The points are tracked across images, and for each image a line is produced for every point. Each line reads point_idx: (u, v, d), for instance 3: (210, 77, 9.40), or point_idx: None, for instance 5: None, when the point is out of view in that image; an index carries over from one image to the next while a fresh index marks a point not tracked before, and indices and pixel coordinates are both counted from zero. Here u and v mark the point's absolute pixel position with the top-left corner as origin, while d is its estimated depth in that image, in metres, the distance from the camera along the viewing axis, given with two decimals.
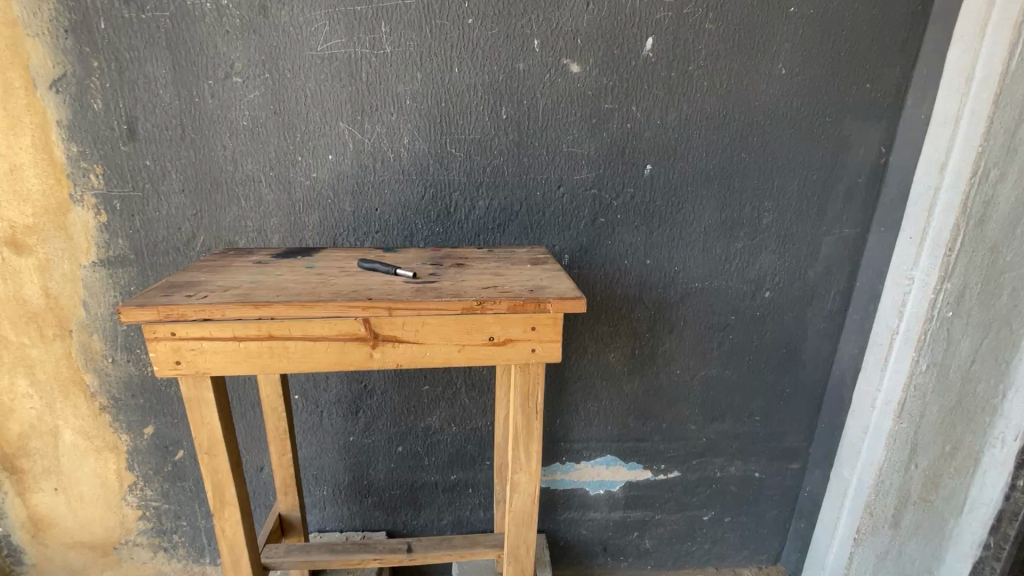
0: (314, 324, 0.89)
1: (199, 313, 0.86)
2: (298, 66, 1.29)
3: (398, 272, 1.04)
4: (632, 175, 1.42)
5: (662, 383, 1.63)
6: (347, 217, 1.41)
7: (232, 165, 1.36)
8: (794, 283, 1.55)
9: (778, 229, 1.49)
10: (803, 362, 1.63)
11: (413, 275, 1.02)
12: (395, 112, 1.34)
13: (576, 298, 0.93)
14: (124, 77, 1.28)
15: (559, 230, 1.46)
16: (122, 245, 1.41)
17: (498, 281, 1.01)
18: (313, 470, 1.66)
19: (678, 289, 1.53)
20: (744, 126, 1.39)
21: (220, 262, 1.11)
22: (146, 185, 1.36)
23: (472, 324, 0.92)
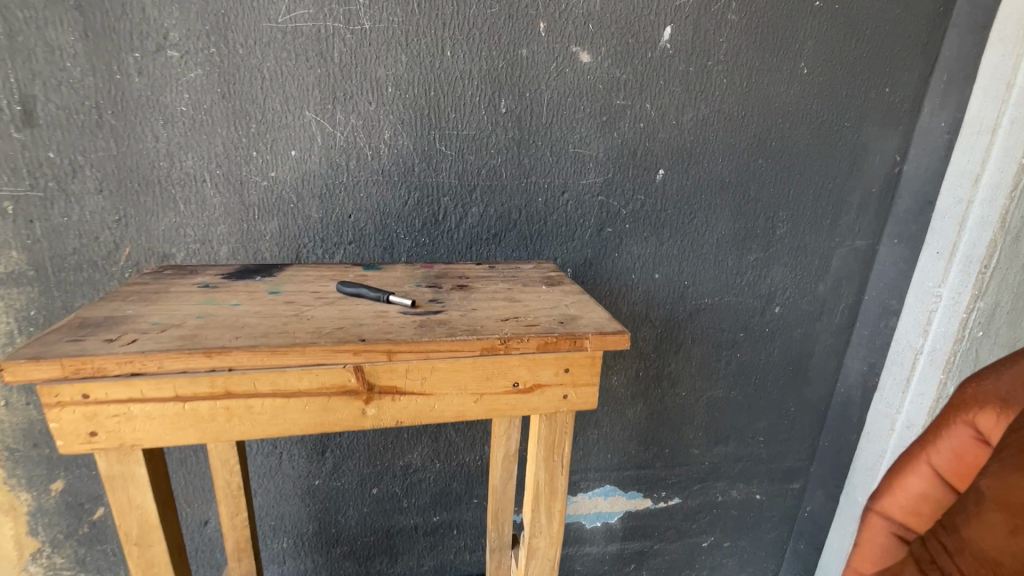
0: (288, 376, 0.67)
1: (126, 366, 0.62)
2: (254, 40, 1.05)
3: (390, 298, 0.83)
4: (643, 181, 1.27)
5: (667, 406, 1.50)
6: (314, 225, 1.18)
7: (167, 160, 1.09)
8: (805, 297, 1.46)
9: (791, 241, 1.39)
10: (810, 380, 1.55)
11: (411, 302, 0.82)
12: (374, 101, 1.12)
13: (619, 333, 0.76)
14: (16, 43, 0.99)
15: (562, 241, 1.28)
16: (18, 259, 1.11)
17: (518, 310, 0.83)
18: (270, 521, 1.40)
19: (688, 305, 1.40)
20: (761, 130, 1.28)
21: (152, 287, 0.86)
22: (50, 183, 1.07)
23: (493, 369, 0.74)
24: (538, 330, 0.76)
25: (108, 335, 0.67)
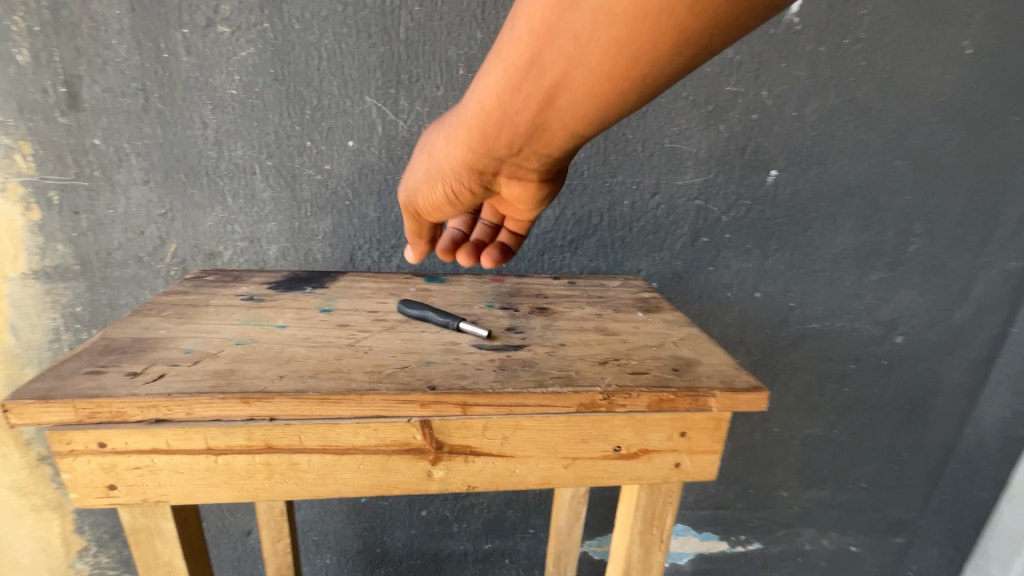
0: (341, 429, 0.54)
1: (149, 411, 0.51)
2: (311, 14, 0.92)
3: (460, 324, 0.69)
4: (751, 183, 1.07)
5: (757, 443, 1.29)
6: (371, 225, 1.06)
7: (215, 149, 0.99)
8: (934, 326, 1.22)
9: (924, 259, 1.16)
10: (930, 422, 1.32)
11: (488, 333, 0.67)
12: (442, 85, 0.98)
13: (756, 391, 0.59)
14: (60, 18, 0.90)
15: (648, 250, 1.10)
16: (63, 252, 1.03)
17: (617, 350, 0.66)
18: (313, 536, 1.31)
19: (792, 330, 1.19)
20: (902, 124, 1.05)
21: (191, 298, 0.75)
22: (95, 172, 0.99)
23: (590, 429, 0.58)
24: (649, 382, 0.59)
25: (132, 367, 0.55)
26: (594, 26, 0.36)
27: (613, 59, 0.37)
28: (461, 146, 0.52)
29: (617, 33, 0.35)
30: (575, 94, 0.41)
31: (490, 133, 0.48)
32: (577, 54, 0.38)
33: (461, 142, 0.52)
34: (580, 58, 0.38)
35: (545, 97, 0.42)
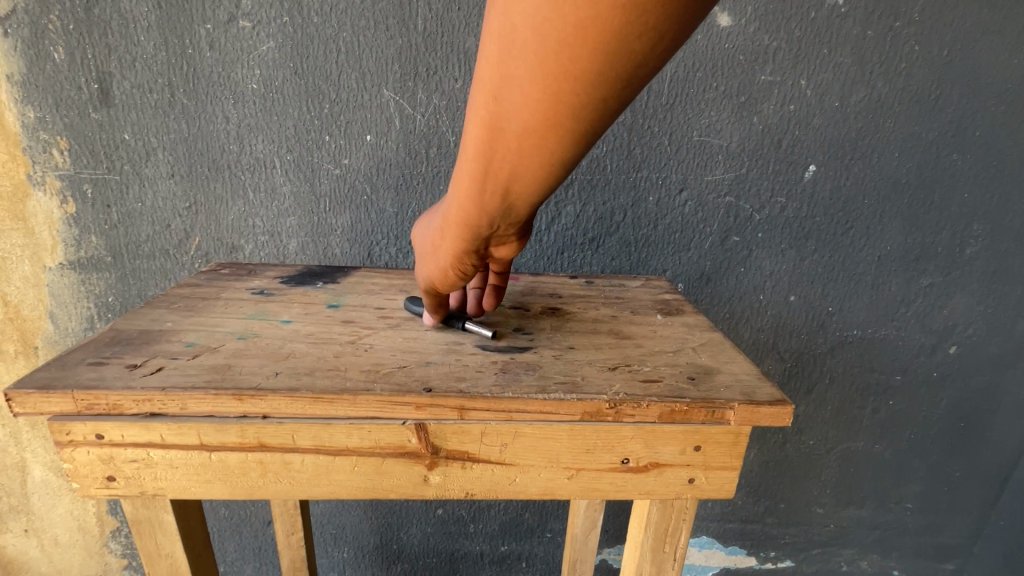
0: (335, 430, 0.53)
1: (144, 405, 0.50)
2: (330, 6, 0.91)
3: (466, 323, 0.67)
4: (787, 179, 1.00)
5: (790, 456, 1.22)
6: (388, 220, 1.05)
7: (237, 143, 1.00)
8: (994, 336, 1.11)
9: (984, 263, 1.06)
10: (987, 441, 1.21)
11: (493, 333, 0.65)
12: (460, 78, 0.95)
13: (780, 404, 0.54)
14: (92, 16, 0.92)
15: (674, 250, 1.04)
16: (96, 244, 1.07)
17: (630, 355, 0.62)
18: (331, 529, 1.32)
19: (831, 337, 1.11)
20: (960, 114, 0.96)
21: (203, 291, 0.75)
22: (125, 166, 1.01)
23: (595, 440, 0.55)
24: (661, 391, 0.55)
25: (133, 359, 0.56)
26: (517, 144, 0.36)
27: (549, 162, 0.37)
28: (444, 247, 0.53)
29: (537, 145, 0.36)
30: (532, 191, 0.41)
31: (469, 234, 0.49)
32: (515, 165, 0.38)
33: (444, 245, 0.53)
34: (521, 167, 0.38)
35: (505, 201, 0.43)
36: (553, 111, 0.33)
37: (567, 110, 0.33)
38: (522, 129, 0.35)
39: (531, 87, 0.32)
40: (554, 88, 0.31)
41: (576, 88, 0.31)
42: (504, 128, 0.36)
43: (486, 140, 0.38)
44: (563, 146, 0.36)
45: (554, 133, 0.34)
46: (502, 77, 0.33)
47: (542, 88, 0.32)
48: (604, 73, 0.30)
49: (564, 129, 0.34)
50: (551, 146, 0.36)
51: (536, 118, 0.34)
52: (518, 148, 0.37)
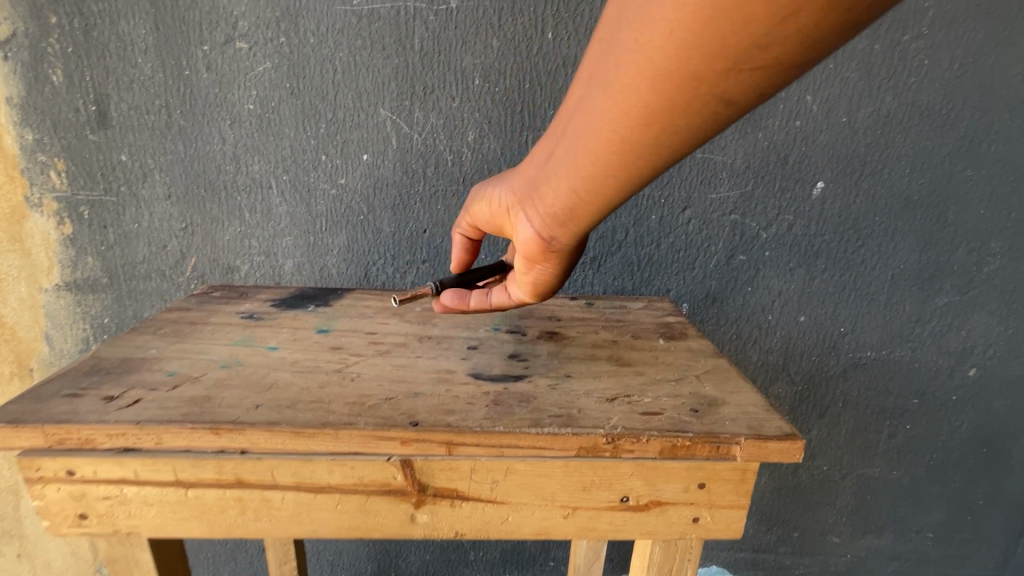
0: (316, 466, 0.50)
1: (117, 440, 0.48)
2: (326, 27, 0.91)
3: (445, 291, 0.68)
4: (794, 197, 0.97)
5: (803, 482, 1.17)
6: (385, 240, 1.02)
7: (233, 163, 0.99)
8: (1015, 358, 1.07)
9: (1002, 281, 1.02)
10: (1011, 467, 1.15)
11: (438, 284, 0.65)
12: (457, 96, 0.93)
13: (789, 439, 0.50)
14: (91, 39, 0.92)
15: (678, 269, 1.01)
16: (93, 265, 1.05)
17: (629, 384, 0.59)
18: (328, 556, 1.28)
19: (843, 359, 1.06)
20: (974, 129, 0.93)
21: (191, 316, 0.73)
22: (122, 188, 1.01)
23: (591, 476, 0.52)
24: (662, 424, 0.52)
25: (110, 390, 0.53)
26: (600, 96, 0.41)
27: (615, 131, 0.42)
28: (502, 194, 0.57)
29: (622, 108, 0.40)
30: (578, 154, 0.45)
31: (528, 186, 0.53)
32: (584, 118, 0.43)
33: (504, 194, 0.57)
34: (586, 124, 0.43)
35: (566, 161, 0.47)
36: (644, 77, 0.38)
37: (660, 77, 0.37)
38: (611, 84, 0.40)
39: (641, 46, 0.37)
40: (657, 53, 0.36)
41: (679, 58, 0.36)
42: (599, 81, 0.41)
43: (581, 90, 0.44)
44: (637, 117, 0.40)
45: (634, 97, 0.39)
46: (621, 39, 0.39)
47: (650, 48, 0.37)
48: (713, 50, 0.34)
49: (649, 93, 0.38)
50: (622, 109, 0.40)
51: (629, 78, 0.39)
52: (596, 105, 0.42)
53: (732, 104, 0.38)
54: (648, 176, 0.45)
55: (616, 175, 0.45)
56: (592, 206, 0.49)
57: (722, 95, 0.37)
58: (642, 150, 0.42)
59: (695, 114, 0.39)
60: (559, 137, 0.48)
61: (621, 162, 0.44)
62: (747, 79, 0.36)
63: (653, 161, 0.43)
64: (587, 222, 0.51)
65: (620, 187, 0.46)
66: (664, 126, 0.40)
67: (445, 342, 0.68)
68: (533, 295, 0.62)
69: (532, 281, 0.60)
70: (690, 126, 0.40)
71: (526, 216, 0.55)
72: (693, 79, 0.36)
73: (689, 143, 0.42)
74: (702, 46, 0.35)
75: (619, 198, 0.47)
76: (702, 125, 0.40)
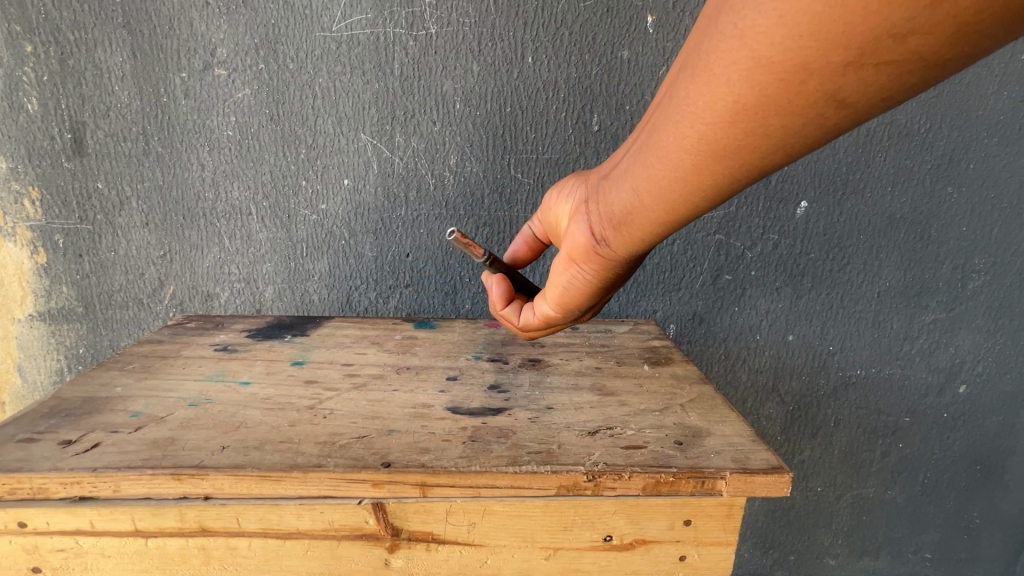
0: (284, 511, 0.49)
1: (72, 488, 0.46)
2: (305, 53, 0.88)
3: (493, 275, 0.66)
4: (778, 216, 0.96)
5: (798, 505, 1.14)
6: (367, 264, 0.99)
7: (212, 191, 0.95)
8: (1005, 374, 1.06)
9: (988, 297, 1.01)
10: (1006, 484, 1.14)
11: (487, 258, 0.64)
12: (439, 120, 0.91)
13: (775, 472, 0.49)
14: (67, 67, 0.89)
15: (664, 290, 1.00)
16: (67, 294, 1.00)
17: (613, 415, 0.57)
18: None
19: (833, 378, 1.05)
20: (953, 146, 0.93)
21: (162, 350, 0.71)
22: (98, 216, 0.96)
23: (571, 515, 0.50)
24: (645, 459, 0.50)
25: (68, 435, 0.51)
26: (688, 87, 0.40)
27: (696, 127, 0.40)
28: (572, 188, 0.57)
29: (708, 102, 0.39)
30: (654, 150, 0.45)
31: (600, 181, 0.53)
32: (667, 111, 0.43)
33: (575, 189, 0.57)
34: (668, 117, 0.42)
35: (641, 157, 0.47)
36: (740, 69, 0.36)
37: (761, 67, 0.35)
38: (700, 74, 0.39)
39: (744, 33, 0.35)
40: (762, 41, 0.35)
41: (787, 47, 0.34)
42: (689, 72, 0.40)
43: (670, 85, 0.43)
44: (724, 112, 0.39)
45: (723, 90, 0.38)
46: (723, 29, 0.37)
47: (755, 33, 0.35)
48: (834, 39, 0.32)
49: (745, 84, 0.37)
50: (707, 102, 0.39)
51: (721, 68, 0.37)
52: (682, 97, 0.41)
53: (844, 105, 0.35)
54: (723, 183, 0.43)
55: (687, 177, 0.43)
56: (652, 210, 0.47)
57: (835, 93, 0.34)
58: (723, 150, 0.40)
59: (798, 113, 0.36)
60: (641, 135, 0.48)
61: (695, 161, 0.42)
62: (871, 76, 0.33)
63: (731, 166, 0.41)
64: (643, 231, 0.50)
65: (688, 191, 0.44)
66: (754, 124, 0.38)
67: (423, 373, 0.66)
68: (557, 302, 0.59)
69: (562, 284, 0.57)
70: (788, 127, 0.37)
71: (584, 214, 0.54)
72: (802, 71, 0.34)
73: (779, 148, 0.39)
74: (822, 34, 0.32)
75: (685, 204, 0.46)
76: (796, 128, 0.37)
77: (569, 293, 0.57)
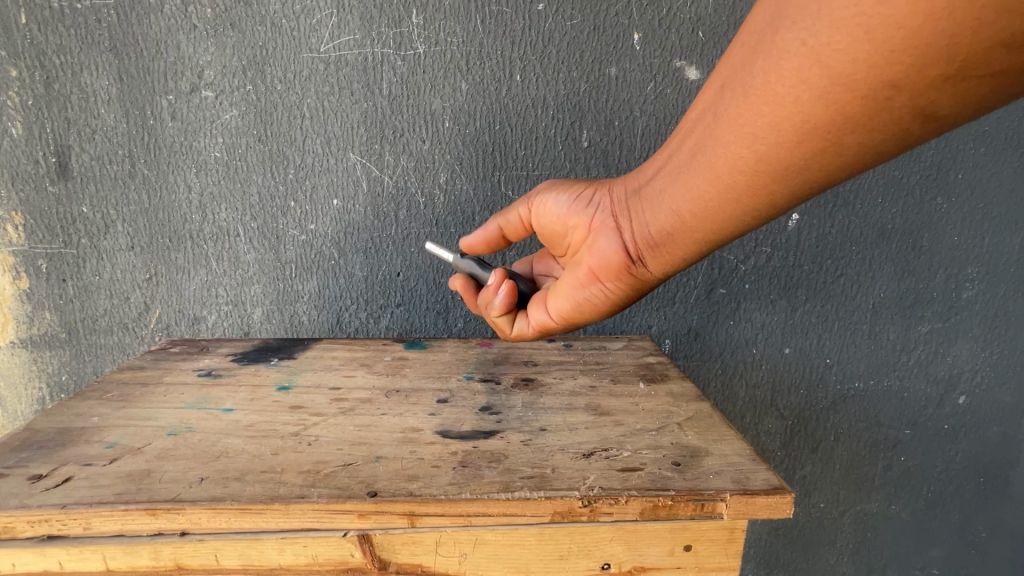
0: (264, 546, 0.47)
1: (39, 527, 0.44)
2: (293, 73, 0.88)
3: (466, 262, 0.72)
4: (770, 229, 0.96)
5: (801, 522, 1.12)
6: (357, 284, 0.97)
7: (199, 212, 0.94)
8: (1004, 384, 1.05)
9: (983, 307, 1.01)
10: (1010, 497, 1.12)
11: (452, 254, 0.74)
12: (428, 139, 0.91)
13: (776, 493, 0.47)
14: (52, 91, 0.88)
15: (658, 305, 0.98)
16: (49, 320, 0.97)
17: (608, 437, 0.56)
18: None
19: (831, 392, 1.04)
20: (941, 157, 0.94)
21: (143, 376, 0.69)
22: (82, 240, 0.94)
23: (566, 544, 0.49)
24: (642, 482, 0.48)
25: (39, 469, 0.49)
26: (746, 107, 0.43)
27: (754, 148, 0.43)
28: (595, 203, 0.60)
29: (770, 121, 0.42)
30: (702, 168, 0.47)
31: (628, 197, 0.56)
32: (717, 130, 0.45)
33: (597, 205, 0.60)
34: (719, 136, 0.45)
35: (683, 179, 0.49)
36: (809, 86, 0.38)
37: (837, 85, 0.37)
38: (759, 94, 0.41)
39: (816, 51, 0.37)
40: (839, 57, 0.36)
41: (874, 64, 0.35)
42: (746, 91, 0.42)
43: (713, 100, 0.46)
44: (793, 132, 0.41)
45: (792, 110, 0.40)
46: (782, 50, 0.39)
47: (830, 52, 0.37)
48: (936, 52, 0.33)
49: (817, 104, 0.39)
50: (772, 121, 0.41)
51: (785, 89, 0.40)
52: (735, 117, 0.44)
53: (932, 118, 0.37)
54: (780, 198, 0.46)
55: (744, 195, 0.46)
56: (698, 228, 0.51)
57: (926, 107, 0.36)
58: (785, 168, 0.43)
59: (877, 129, 0.39)
60: (678, 151, 0.50)
61: (751, 180, 0.45)
62: (970, 87, 0.35)
63: (796, 182, 0.44)
64: (680, 248, 0.53)
65: (740, 207, 0.48)
66: (823, 142, 0.41)
67: (413, 396, 0.64)
68: (569, 314, 0.63)
69: (580, 299, 0.62)
70: (863, 143, 0.40)
71: (612, 233, 0.57)
72: (891, 87, 0.36)
73: (846, 163, 0.42)
74: (921, 49, 0.34)
75: (733, 220, 0.49)
76: (871, 145, 0.40)
77: (586, 305, 0.62)
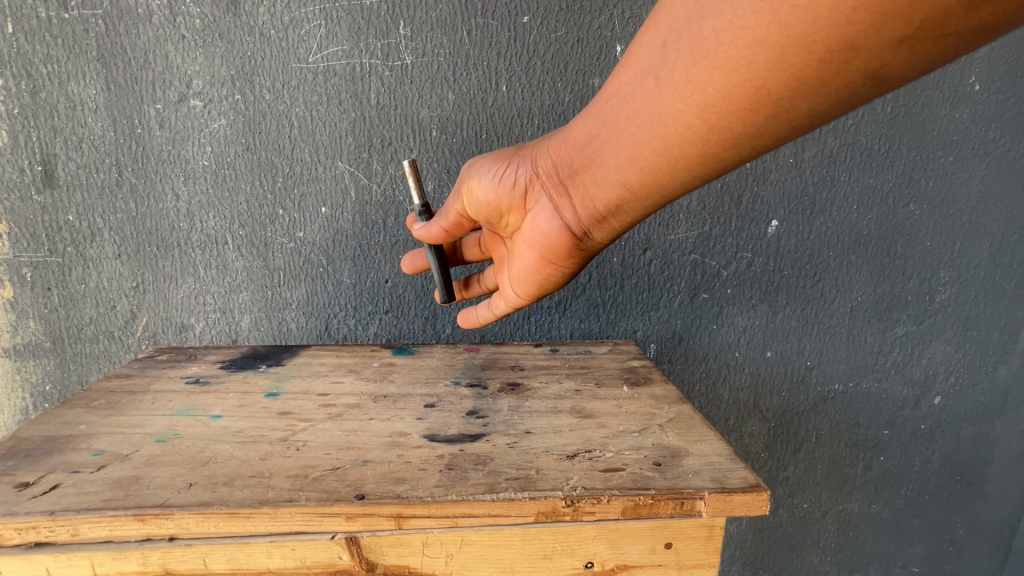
0: (253, 549, 0.48)
1: (27, 534, 0.45)
2: (282, 84, 0.89)
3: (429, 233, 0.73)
4: (751, 235, 0.98)
5: (785, 523, 1.14)
6: (346, 291, 0.98)
7: (187, 220, 0.94)
8: (977, 385, 1.08)
9: (956, 309, 1.04)
10: (985, 494, 1.15)
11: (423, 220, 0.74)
12: (415, 147, 0.92)
13: (753, 491, 0.49)
14: (38, 100, 0.88)
15: (642, 310, 1.00)
16: (34, 329, 0.97)
17: (591, 438, 0.57)
18: None
19: (812, 393, 1.06)
20: (912, 165, 0.97)
21: (131, 384, 0.69)
22: (68, 248, 0.94)
23: (550, 543, 0.50)
24: (624, 481, 0.50)
25: (26, 477, 0.49)
26: (698, 72, 0.44)
27: (707, 118, 0.46)
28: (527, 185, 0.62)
29: (722, 87, 0.43)
30: (648, 139, 0.50)
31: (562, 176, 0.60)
32: (662, 96, 0.47)
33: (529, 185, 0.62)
34: (667, 103, 0.47)
35: (623, 154, 0.53)
36: (763, 47, 0.40)
37: (794, 46, 0.39)
38: (711, 57, 0.43)
39: (775, 7, 0.38)
40: (799, 15, 0.38)
41: (834, 22, 0.37)
42: (695, 54, 0.44)
43: (655, 61, 0.47)
44: (746, 98, 0.43)
45: (745, 76, 0.42)
46: (736, 8, 0.40)
47: (790, 10, 0.38)
48: (900, 10, 0.35)
49: (773, 67, 0.40)
50: (725, 88, 0.43)
51: (740, 51, 0.41)
52: (686, 83, 0.45)
53: (879, 81, 0.40)
54: (727, 163, 0.49)
55: (695, 162, 0.49)
56: (649, 194, 0.55)
57: (879, 69, 0.38)
58: (734, 136, 0.46)
59: (828, 95, 0.41)
60: (615, 121, 0.52)
61: (702, 147, 0.48)
62: (921, 49, 0.37)
63: (744, 148, 0.47)
64: (630, 214, 0.58)
65: (688, 174, 0.51)
66: (776, 109, 0.43)
67: (401, 401, 0.65)
68: (535, 293, 0.70)
69: (541, 279, 0.68)
70: (813, 109, 0.43)
71: (555, 214, 0.62)
72: (849, 49, 0.37)
73: (794, 128, 0.45)
74: (885, 6, 0.35)
75: (680, 187, 0.53)
76: (819, 110, 0.43)
77: (549, 283, 0.68)
